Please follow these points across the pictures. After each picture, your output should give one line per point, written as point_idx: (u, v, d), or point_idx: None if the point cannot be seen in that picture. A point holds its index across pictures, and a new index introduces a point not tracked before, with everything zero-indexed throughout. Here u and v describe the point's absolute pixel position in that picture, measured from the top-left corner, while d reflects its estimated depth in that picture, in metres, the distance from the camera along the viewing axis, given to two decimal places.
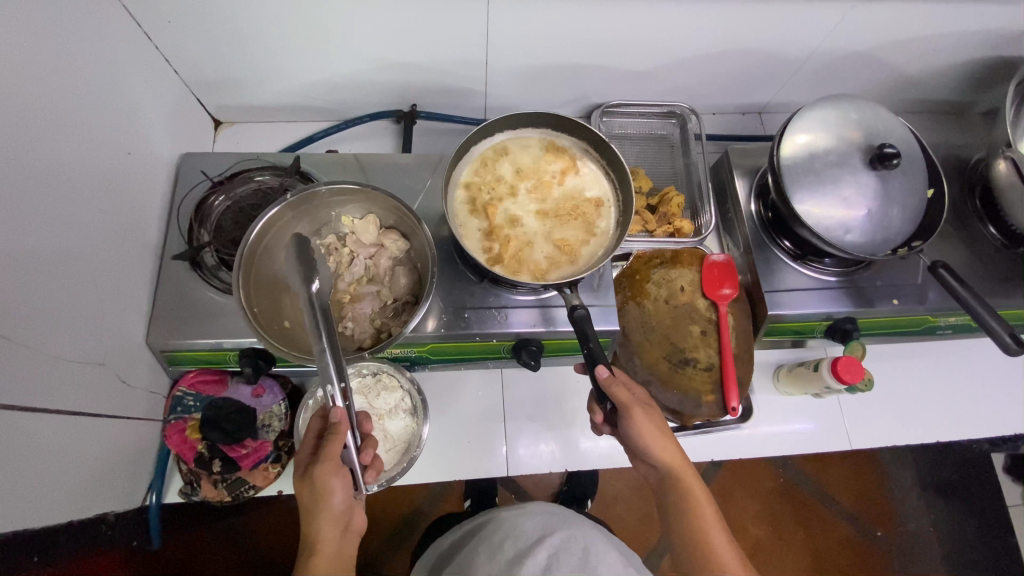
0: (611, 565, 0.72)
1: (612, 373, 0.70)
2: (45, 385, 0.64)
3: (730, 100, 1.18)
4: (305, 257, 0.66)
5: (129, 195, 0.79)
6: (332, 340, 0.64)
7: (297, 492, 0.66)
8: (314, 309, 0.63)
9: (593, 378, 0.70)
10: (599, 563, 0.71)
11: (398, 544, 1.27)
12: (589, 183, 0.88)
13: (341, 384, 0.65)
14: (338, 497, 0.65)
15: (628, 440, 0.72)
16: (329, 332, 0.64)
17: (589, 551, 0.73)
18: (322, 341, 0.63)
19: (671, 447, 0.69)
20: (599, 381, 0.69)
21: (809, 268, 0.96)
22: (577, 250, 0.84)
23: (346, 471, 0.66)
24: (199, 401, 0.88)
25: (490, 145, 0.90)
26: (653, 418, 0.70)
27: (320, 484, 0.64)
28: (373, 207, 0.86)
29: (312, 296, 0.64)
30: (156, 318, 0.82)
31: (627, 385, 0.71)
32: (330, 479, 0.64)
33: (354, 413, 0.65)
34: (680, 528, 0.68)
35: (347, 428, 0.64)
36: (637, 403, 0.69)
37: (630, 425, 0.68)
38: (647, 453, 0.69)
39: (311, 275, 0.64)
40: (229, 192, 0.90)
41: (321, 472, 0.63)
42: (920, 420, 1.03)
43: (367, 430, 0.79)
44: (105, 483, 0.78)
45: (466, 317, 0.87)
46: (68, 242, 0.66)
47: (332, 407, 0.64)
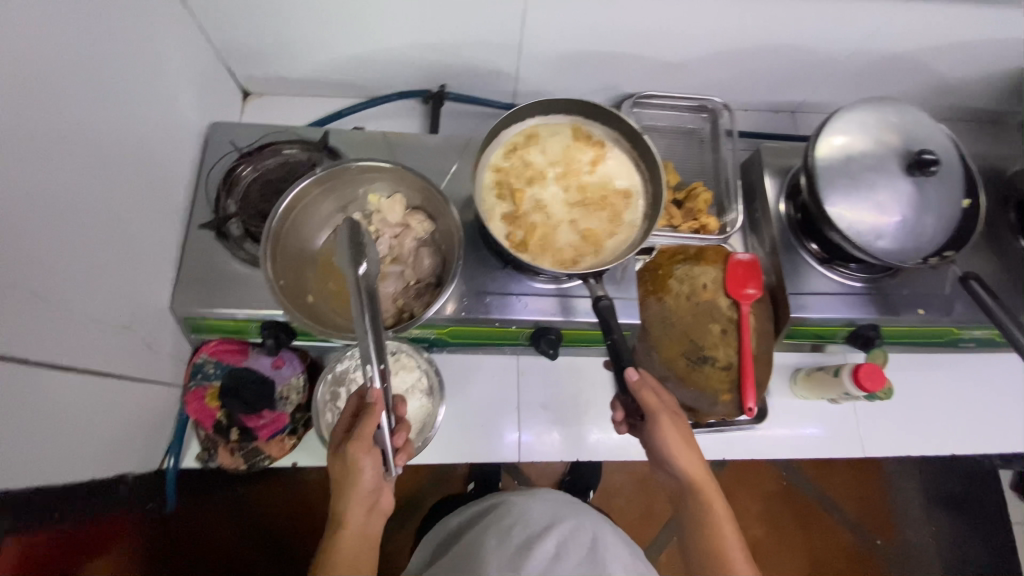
0: (619, 556, 0.74)
1: (640, 376, 0.69)
2: (70, 343, 0.65)
3: (762, 97, 1.15)
4: (356, 241, 0.66)
5: (159, 163, 0.79)
6: (376, 323, 0.62)
7: (330, 466, 0.71)
8: (360, 292, 0.62)
9: (619, 379, 0.70)
10: (608, 553, 0.73)
11: (401, 522, 1.28)
12: (619, 173, 0.87)
13: (381, 366, 0.64)
14: (368, 476, 0.69)
15: (651, 447, 0.71)
16: (374, 315, 0.63)
17: (597, 541, 0.75)
18: (367, 325, 0.61)
19: (694, 455, 0.68)
20: (628, 382, 0.69)
21: (835, 273, 0.95)
22: (603, 240, 0.83)
23: (376, 451, 0.69)
24: (219, 369, 0.89)
25: (520, 129, 0.89)
26: (679, 424, 0.69)
27: (353, 463, 0.68)
28: (400, 186, 0.85)
29: (358, 279, 0.63)
30: (181, 285, 0.83)
31: (656, 390, 0.70)
32: (362, 458, 0.68)
33: (389, 395, 0.64)
34: (696, 534, 0.67)
35: (381, 410, 0.66)
36: (663, 408, 0.68)
37: (654, 429, 0.68)
38: (669, 460, 0.69)
39: (360, 257, 0.65)
40: (256, 164, 0.90)
41: (354, 450, 0.67)
42: (934, 431, 1.02)
43: (402, 413, 0.77)
44: (124, 444, 0.80)
45: (486, 301, 0.87)
46: (99, 204, 0.67)
47: (370, 388, 0.64)
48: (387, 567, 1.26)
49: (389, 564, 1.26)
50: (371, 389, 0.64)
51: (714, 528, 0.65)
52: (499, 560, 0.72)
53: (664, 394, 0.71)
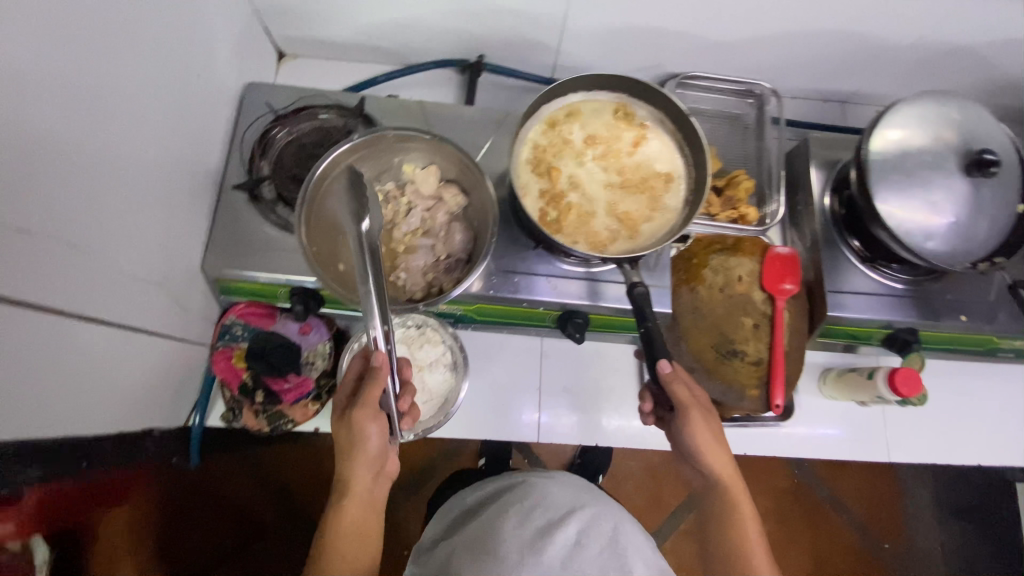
0: (639, 548, 0.73)
1: (675, 369, 0.67)
2: (105, 297, 0.65)
3: (812, 85, 1.10)
4: (359, 198, 0.66)
5: (195, 121, 0.78)
6: (379, 282, 0.61)
7: (336, 430, 0.71)
8: (365, 249, 0.60)
9: (651, 369, 0.68)
10: (628, 545, 0.72)
11: (412, 492, 1.30)
12: (661, 155, 0.84)
13: (384, 327, 0.62)
14: (374, 442, 0.69)
15: (678, 441, 0.70)
16: (377, 274, 0.61)
17: (618, 531, 0.74)
18: (369, 281, 0.59)
19: (724, 455, 0.68)
20: (661, 375, 0.67)
21: (877, 273, 0.92)
22: (640, 225, 0.80)
23: (382, 417, 0.69)
24: (247, 331, 0.89)
25: (561, 105, 0.86)
26: (711, 423, 0.68)
27: (358, 427, 0.68)
28: (436, 157, 0.84)
29: (361, 236, 0.61)
30: (212, 246, 0.83)
31: (688, 385, 0.69)
32: (367, 423, 0.68)
33: (394, 358, 0.63)
34: (720, 534, 0.67)
35: (386, 375, 0.64)
36: (697, 405, 0.67)
37: (686, 424, 0.67)
38: (698, 458, 0.68)
39: (363, 214, 0.63)
40: (291, 127, 0.90)
41: (360, 415, 0.67)
42: (962, 440, 0.99)
43: (406, 376, 0.79)
44: (151, 399, 0.81)
45: (515, 281, 0.86)
46: (135, 159, 0.66)
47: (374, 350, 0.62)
48: (396, 534, 1.28)
49: (398, 532, 1.28)
50: (376, 352, 0.62)
51: (739, 530, 0.66)
52: (519, 540, 0.70)
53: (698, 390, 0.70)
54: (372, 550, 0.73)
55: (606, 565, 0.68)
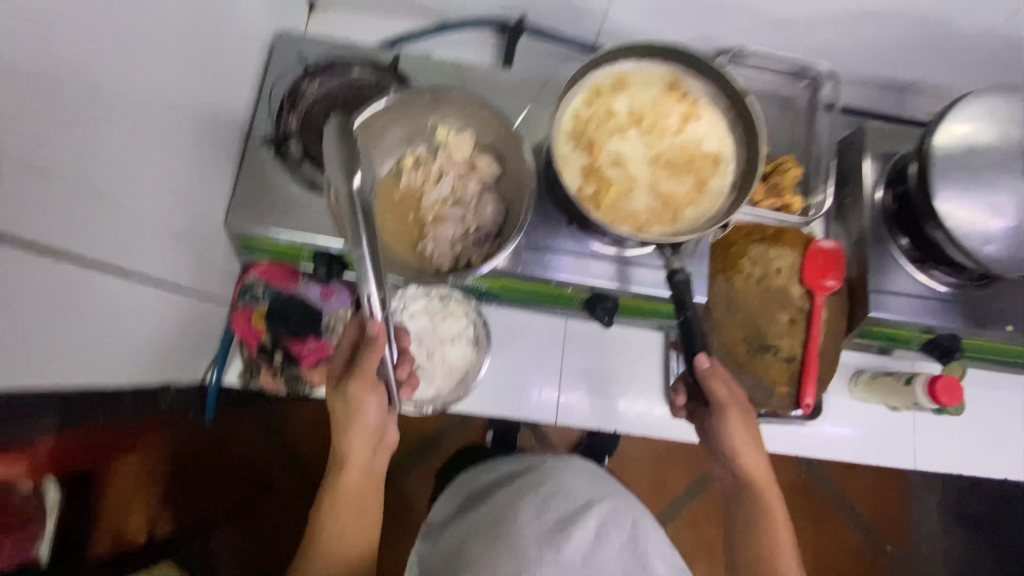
0: (657, 545, 0.73)
1: (713, 365, 0.65)
2: (127, 247, 0.63)
3: (872, 70, 1.04)
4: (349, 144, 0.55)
5: (224, 68, 0.74)
6: (373, 244, 0.52)
7: (331, 405, 0.68)
8: (356, 208, 0.51)
9: (688, 364, 0.66)
10: (647, 541, 0.72)
11: (419, 461, 1.30)
12: (710, 135, 0.79)
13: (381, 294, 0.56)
14: (371, 415, 0.67)
15: (711, 438, 0.69)
16: (371, 237, 0.52)
17: (636, 526, 0.73)
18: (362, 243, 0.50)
19: (759, 456, 0.66)
20: (699, 371, 0.65)
21: (923, 274, 0.87)
22: (682, 208, 0.76)
23: (380, 390, 0.66)
24: (268, 292, 0.88)
25: (609, 73, 0.81)
26: (748, 422, 0.66)
27: (354, 400, 0.65)
28: (472, 122, 0.80)
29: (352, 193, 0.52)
30: (236, 201, 0.80)
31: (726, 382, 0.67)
32: (364, 396, 0.65)
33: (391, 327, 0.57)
34: (746, 536, 0.65)
35: (384, 345, 0.61)
36: (735, 405, 0.65)
37: (722, 422, 0.65)
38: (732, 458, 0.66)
39: (353, 166, 0.53)
40: (322, 80, 0.84)
41: (355, 389, 0.64)
42: (990, 452, 0.96)
43: (406, 345, 0.76)
44: (169, 354, 0.80)
45: (546, 258, 0.82)
46: (163, 104, 0.63)
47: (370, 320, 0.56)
48: (401, 501, 1.29)
49: (404, 499, 1.29)
50: (371, 321, 0.58)
51: (769, 533, 0.64)
52: (538, 531, 0.68)
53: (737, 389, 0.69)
54: (372, 525, 0.72)
55: (626, 562, 0.68)
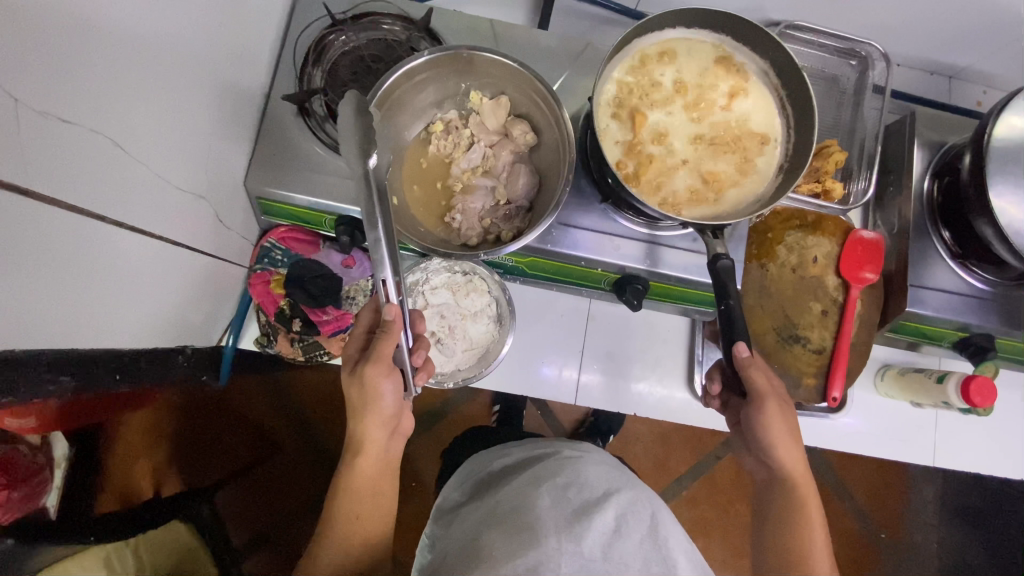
0: (680, 540, 0.66)
1: (752, 354, 0.64)
2: (146, 205, 0.60)
3: (926, 52, 0.98)
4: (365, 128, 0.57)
5: (248, 16, 0.70)
6: (387, 222, 0.56)
7: (346, 388, 0.65)
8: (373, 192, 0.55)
9: (727, 354, 0.64)
10: (670, 535, 0.65)
11: (425, 432, 1.30)
12: (758, 113, 0.75)
13: (395, 278, 0.58)
14: (386, 400, 0.65)
15: (749, 432, 0.67)
16: (387, 219, 0.56)
17: (657, 519, 0.67)
18: (378, 226, 0.54)
19: (795, 451, 0.65)
20: (737, 359, 0.63)
21: (965, 271, 0.84)
22: (725, 189, 0.73)
23: (394, 373, 0.64)
24: (287, 257, 0.87)
25: (655, 41, 0.76)
26: (786, 415, 0.65)
27: (371, 384, 0.63)
28: (507, 87, 0.75)
29: (368, 172, 0.56)
30: (256, 161, 0.76)
31: (765, 372, 0.65)
32: (381, 380, 0.63)
33: (408, 313, 0.60)
34: (780, 533, 0.64)
35: (400, 329, 0.60)
36: (773, 395, 0.64)
37: (760, 415, 0.64)
38: (770, 452, 0.65)
39: (369, 150, 0.56)
40: (349, 35, 0.80)
41: (371, 374, 0.62)
42: (1007, 453, 0.96)
43: (421, 331, 0.73)
44: (185, 316, 0.77)
45: (577, 237, 0.79)
46: (184, 53, 0.59)
47: (386, 304, 0.59)
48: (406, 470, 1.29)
49: (409, 469, 1.29)
50: (388, 305, 0.59)
51: (804, 530, 0.62)
52: (555, 519, 0.63)
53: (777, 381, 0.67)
54: (387, 512, 0.70)
55: (648, 557, 0.60)
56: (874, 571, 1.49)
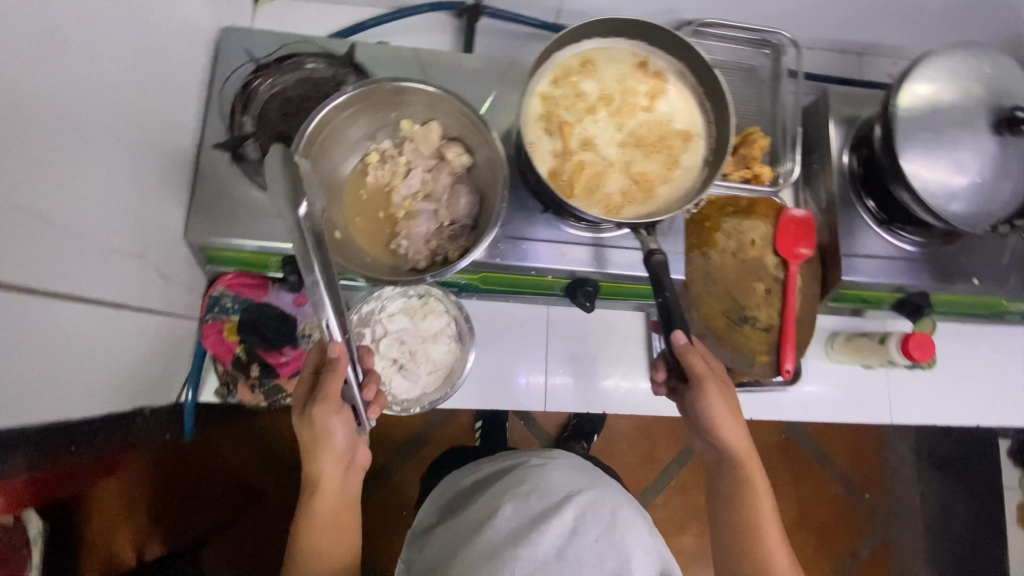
0: (639, 533, 0.68)
1: (690, 341, 0.67)
2: (83, 272, 0.60)
3: (831, 33, 1.04)
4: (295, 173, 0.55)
5: (168, 71, 0.70)
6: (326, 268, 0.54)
7: (297, 431, 0.65)
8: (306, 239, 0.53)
9: (666, 341, 0.68)
10: (627, 530, 0.67)
11: (407, 458, 1.29)
12: (680, 112, 0.79)
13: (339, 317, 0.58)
14: (339, 437, 0.65)
15: (693, 415, 0.70)
16: (324, 267, 0.54)
17: (616, 515, 0.69)
18: (316, 270, 0.52)
19: (740, 432, 0.69)
20: (677, 347, 0.67)
21: (891, 235, 0.89)
22: (656, 187, 0.76)
23: (345, 411, 0.65)
24: (237, 303, 0.86)
25: (574, 53, 0.79)
26: (727, 395, 0.68)
27: (320, 425, 0.63)
28: (437, 112, 0.77)
29: (298, 222, 0.52)
30: (195, 212, 0.76)
31: (704, 356, 0.68)
32: (331, 419, 0.63)
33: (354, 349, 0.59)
34: (732, 511, 0.68)
35: (346, 364, 0.60)
36: (712, 377, 0.67)
37: (702, 397, 0.67)
38: (715, 433, 0.68)
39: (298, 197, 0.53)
40: (275, 78, 0.81)
41: (321, 413, 0.62)
42: (957, 400, 1.01)
43: (370, 365, 0.75)
44: (140, 376, 0.77)
45: (523, 248, 0.81)
46: (103, 117, 0.59)
47: (330, 342, 0.58)
48: (392, 497, 1.28)
49: (395, 495, 1.28)
50: (333, 343, 0.58)
51: (753, 505, 0.66)
52: (515, 529, 0.66)
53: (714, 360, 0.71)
54: (351, 544, 0.70)
55: (603, 554, 0.63)
56: (864, 532, 1.50)
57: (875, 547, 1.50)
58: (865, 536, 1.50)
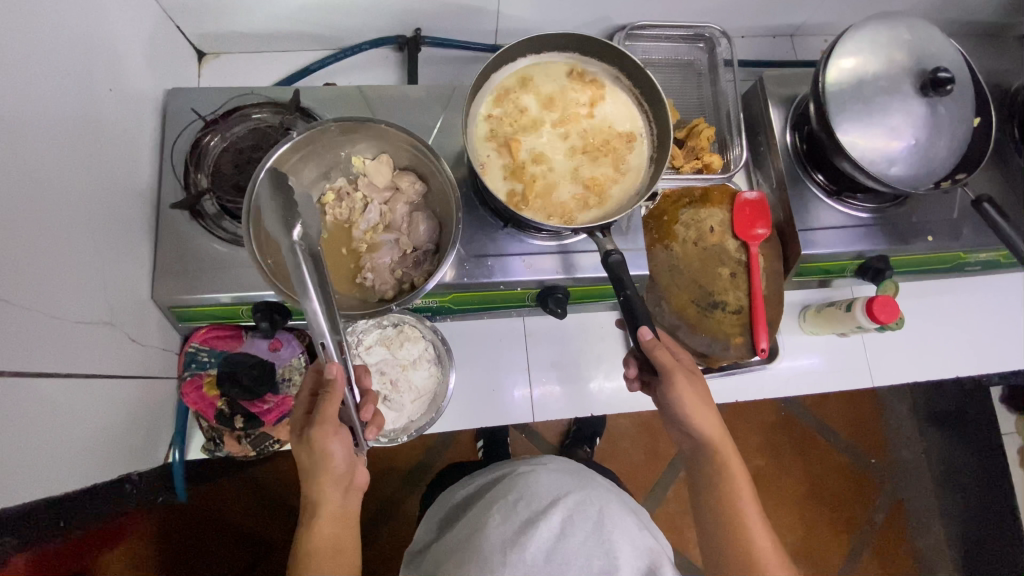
0: (626, 530, 0.76)
1: (655, 335, 0.71)
2: (53, 347, 0.60)
3: (760, 21, 1.08)
4: (289, 205, 0.64)
5: (116, 139, 0.72)
6: (323, 286, 0.60)
7: (297, 454, 0.66)
8: (300, 259, 0.59)
9: (634, 338, 0.72)
10: (613, 527, 0.75)
11: (412, 487, 1.29)
12: (620, 115, 0.82)
13: (336, 338, 0.61)
14: (338, 460, 0.65)
15: (667, 405, 0.75)
16: (321, 287, 0.60)
17: (603, 514, 0.77)
18: (310, 291, 0.58)
19: (712, 416, 0.74)
20: (643, 343, 0.71)
21: (843, 205, 0.92)
22: (607, 189, 0.78)
23: (344, 431, 0.65)
24: (213, 356, 0.87)
25: (512, 72, 0.82)
26: (695, 383, 0.73)
27: (319, 447, 0.63)
28: (385, 146, 0.79)
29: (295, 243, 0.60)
30: (160, 273, 0.77)
31: (672, 350, 0.75)
32: (329, 442, 0.63)
33: (349, 369, 0.62)
34: (710, 494, 0.73)
35: (343, 385, 0.62)
36: (679, 368, 0.71)
37: (673, 390, 0.71)
38: (689, 422, 0.73)
39: (292, 222, 0.62)
40: (223, 133, 0.83)
41: (319, 435, 0.62)
42: (933, 355, 1.03)
43: (367, 384, 0.75)
44: (124, 442, 0.77)
45: (488, 264, 0.82)
46: (54, 195, 0.60)
47: (327, 364, 0.61)
48: (400, 528, 1.27)
49: (404, 526, 1.27)
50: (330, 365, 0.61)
51: (729, 485, 0.72)
52: (502, 536, 0.74)
53: (680, 354, 0.76)
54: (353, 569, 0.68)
55: (591, 552, 0.72)
56: (876, 498, 1.50)
57: (889, 509, 1.50)
58: (877, 501, 1.50)
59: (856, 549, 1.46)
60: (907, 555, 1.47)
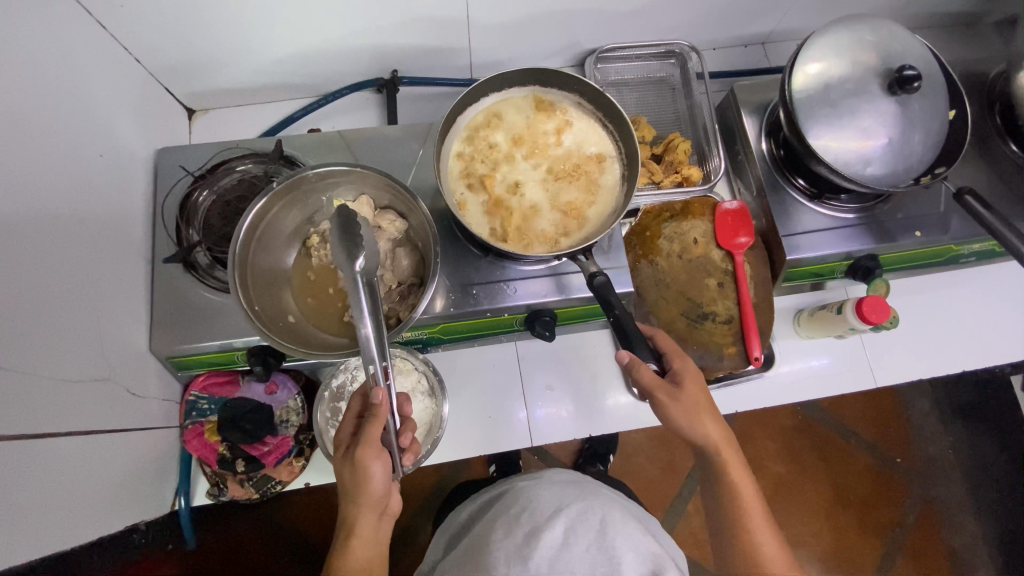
0: (629, 535, 0.76)
1: (633, 358, 0.72)
2: (59, 406, 0.63)
3: (730, 32, 1.10)
4: (349, 233, 0.66)
5: (108, 202, 0.75)
6: (377, 321, 0.64)
7: (340, 473, 0.68)
8: (360, 286, 0.63)
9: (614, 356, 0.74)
10: (617, 534, 0.75)
11: (427, 515, 1.29)
12: (587, 138, 0.83)
13: (383, 364, 0.63)
14: (378, 484, 0.66)
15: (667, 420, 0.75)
16: (375, 313, 0.64)
17: (605, 523, 0.77)
18: (365, 318, 0.62)
19: (717, 422, 0.73)
20: (621, 364, 0.73)
21: (825, 207, 0.91)
22: (584, 212, 0.80)
23: (384, 455, 0.66)
24: (213, 403, 0.89)
25: (479, 111, 0.84)
26: (681, 400, 0.72)
27: (362, 469, 0.65)
28: (364, 187, 0.80)
29: (357, 275, 0.64)
30: (155, 327, 0.79)
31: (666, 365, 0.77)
32: (371, 463, 0.65)
33: (394, 397, 0.63)
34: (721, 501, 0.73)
35: (387, 412, 0.64)
36: (660, 387, 0.72)
37: (660, 406, 0.73)
38: (685, 433, 0.74)
39: (356, 252, 0.64)
40: (211, 187, 0.86)
41: (363, 457, 0.65)
42: (936, 350, 1.01)
43: (407, 411, 0.79)
44: (132, 493, 0.79)
45: (473, 293, 0.83)
46: (51, 261, 0.63)
47: (374, 389, 0.63)
48: (418, 559, 1.27)
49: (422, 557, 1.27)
50: (376, 390, 0.63)
51: (733, 488, 0.72)
52: (507, 550, 0.74)
53: (677, 359, 0.76)
54: None
55: (594, 560, 0.72)
56: (907, 499, 1.45)
57: (920, 509, 1.44)
58: (906, 501, 1.45)
59: (888, 553, 1.41)
60: (942, 556, 1.42)
